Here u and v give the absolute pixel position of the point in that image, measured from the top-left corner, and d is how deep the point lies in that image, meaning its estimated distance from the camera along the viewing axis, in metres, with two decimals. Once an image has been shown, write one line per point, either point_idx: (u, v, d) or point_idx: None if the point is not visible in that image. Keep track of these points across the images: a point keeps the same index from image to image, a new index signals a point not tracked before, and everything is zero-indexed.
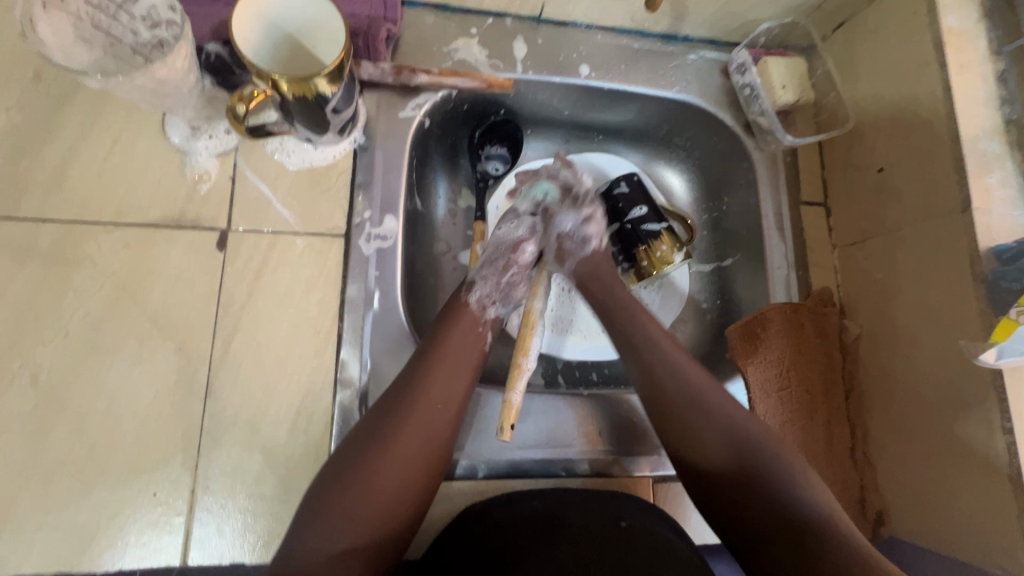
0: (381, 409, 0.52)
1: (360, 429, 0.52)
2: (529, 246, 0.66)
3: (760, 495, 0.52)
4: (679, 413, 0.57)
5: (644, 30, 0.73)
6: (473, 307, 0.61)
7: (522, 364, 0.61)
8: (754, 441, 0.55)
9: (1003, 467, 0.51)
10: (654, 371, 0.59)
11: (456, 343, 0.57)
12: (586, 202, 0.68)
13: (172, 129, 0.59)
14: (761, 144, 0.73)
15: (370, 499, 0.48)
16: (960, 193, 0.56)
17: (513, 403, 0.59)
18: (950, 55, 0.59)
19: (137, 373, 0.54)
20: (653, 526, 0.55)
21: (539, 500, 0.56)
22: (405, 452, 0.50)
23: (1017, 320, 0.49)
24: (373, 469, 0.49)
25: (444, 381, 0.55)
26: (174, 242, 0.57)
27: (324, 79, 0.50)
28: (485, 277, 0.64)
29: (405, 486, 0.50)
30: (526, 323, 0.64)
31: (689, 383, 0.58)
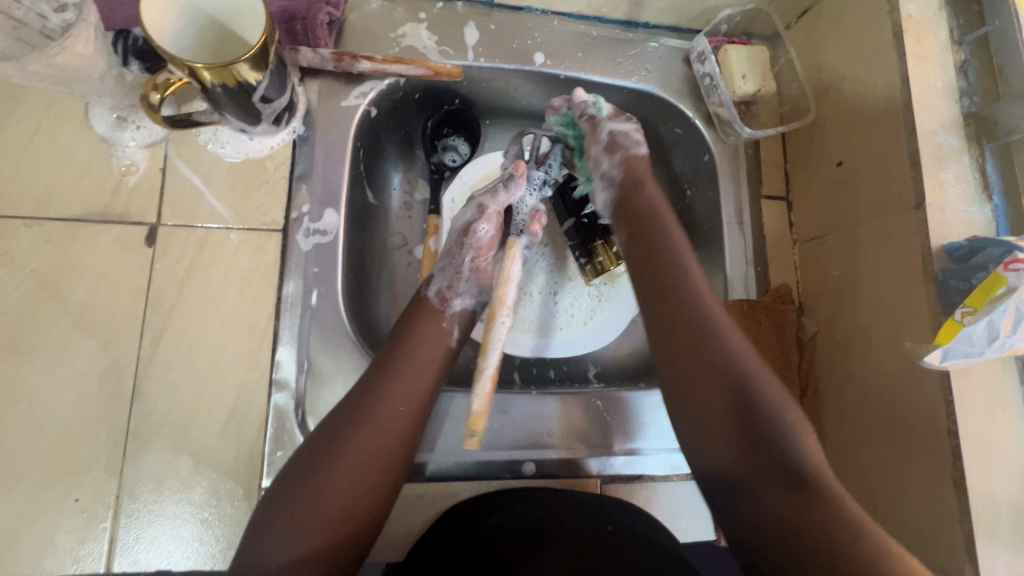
0: (336, 412, 0.51)
1: (319, 432, 0.50)
2: (484, 226, 0.63)
3: (773, 450, 0.47)
4: (695, 362, 0.52)
5: (602, 17, 0.71)
6: (433, 301, 0.59)
7: (481, 365, 0.58)
8: (752, 380, 0.50)
9: (948, 471, 0.50)
10: (675, 330, 0.54)
11: (420, 341, 0.55)
12: (626, 118, 0.67)
13: (97, 118, 0.56)
14: (722, 136, 0.71)
15: (326, 503, 0.46)
16: (914, 188, 0.55)
17: (476, 409, 0.57)
18: (909, 44, 0.56)
19: (59, 374, 0.51)
20: (637, 529, 0.54)
21: (524, 505, 0.56)
22: (360, 458, 0.48)
23: (962, 321, 0.48)
24: (327, 475, 0.47)
25: (403, 383, 0.52)
26: (99, 237, 0.54)
27: (247, 64, 0.47)
28: (443, 270, 0.62)
29: (363, 491, 0.48)
30: (490, 317, 0.61)
31: (705, 333, 0.53)
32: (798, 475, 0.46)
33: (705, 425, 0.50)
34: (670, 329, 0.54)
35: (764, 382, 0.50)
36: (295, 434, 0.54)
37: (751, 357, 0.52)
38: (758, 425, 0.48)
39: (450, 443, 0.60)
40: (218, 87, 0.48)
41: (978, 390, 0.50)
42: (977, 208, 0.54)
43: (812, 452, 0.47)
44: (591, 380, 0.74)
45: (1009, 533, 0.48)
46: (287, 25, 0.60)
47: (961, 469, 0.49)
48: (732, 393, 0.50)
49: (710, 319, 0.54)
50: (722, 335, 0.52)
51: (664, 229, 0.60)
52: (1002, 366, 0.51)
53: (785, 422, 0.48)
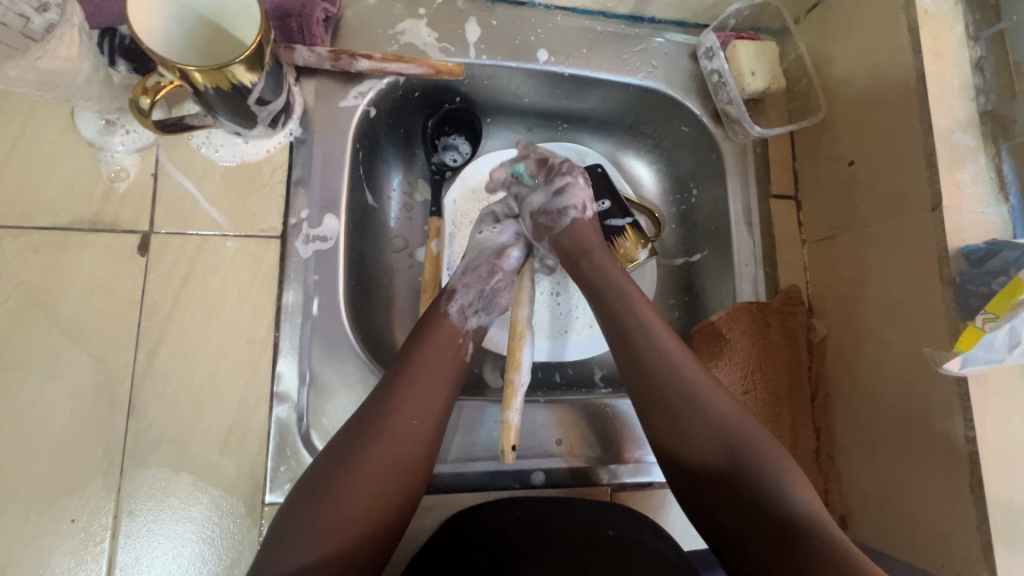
0: (352, 422, 0.50)
1: (334, 444, 0.49)
2: (515, 252, 0.64)
3: (752, 488, 0.46)
4: (666, 408, 0.51)
5: (607, 11, 0.69)
6: (454, 318, 0.58)
7: (514, 380, 0.58)
8: (723, 423, 0.49)
9: (965, 478, 0.49)
10: (641, 369, 0.53)
11: (435, 350, 0.55)
12: (562, 172, 0.65)
13: (84, 122, 0.53)
14: (730, 134, 0.70)
15: (344, 511, 0.45)
16: (930, 189, 0.53)
17: (511, 423, 0.55)
18: (924, 41, 0.55)
19: (51, 390, 0.49)
20: (638, 537, 0.52)
21: (524, 509, 0.54)
22: (379, 466, 0.47)
23: (983, 327, 0.47)
24: (347, 482, 0.46)
25: (420, 392, 0.52)
26: (89, 246, 0.52)
27: (242, 66, 0.45)
28: (468, 285, 0.61)
29: (381, 501, 0.47)
30: (513, 334, 0.60)
31: (672, 373, 0.52)
32: (776, 509, 0.45)
33: (688, 459, 0.50)
34: (640, 377, 0.53)
35: (728, 416, 0.50)
36: (298, 448, 0.53)
37: (712, 390, 0.51)
38: (731, 463, 0.48)
39: (458, 453, 0.58)
40: (212, 90, 0.46)
41: (995, 396, 0.49)
42: (994, 209, 0.53)
43: (801, 493, 0.46)
44: (597, 385, 0.72)
45: None
46: (282, 22, 0.57)
47: (979, 476, 0.48)
48: (699, 434, 0.49)
49: (650, 330, 0.55)
50: (681, 374, 0.52)
51: (594, 264, 0.60)
52: (1019, 371, 0.50)
53: (760, 455, 0.47)
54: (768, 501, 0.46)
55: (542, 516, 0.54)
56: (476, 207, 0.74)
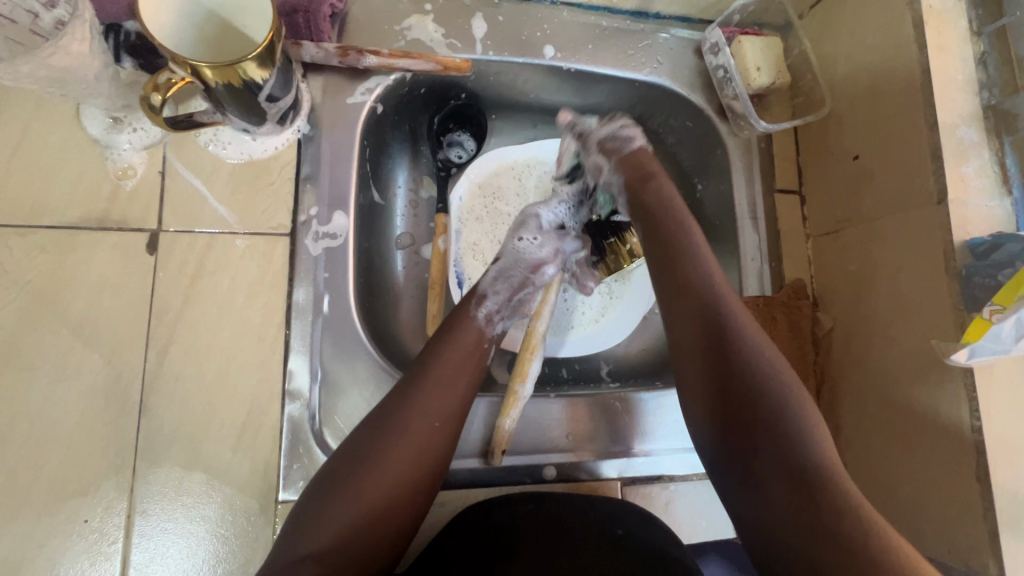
0: (373, 417, 0.50)
1: (354, 439, 0.49)
2: (551, 267, 0.64)
3: (776, 433, 0.47)
4: (707, 336, 0.52)
5: (612, 7, 0.69)
6: (479, 320, 0.58)
7: (517, 389, 0.59)
8: (752, 352, 0.50)
9: (971, 467, 0.50)
10: (681, 290, 0.55)
11: (457, 348, 0.55)
12: (619, 115, 0.68)
13: (90, 120, 0.53)
14: (735, 129, 0.70)
15: (358, 504, 0.46)
16: (935, 183, 0.54)
17: (505, 429, 0.57)
18: (929, 36, 0.55)
19: (62, 390, 0.49)
20: (644, 534, 0.53)
21: (532, 503, 0.55)
22: (399, 462, 0.47)
23: (991, 319, 0.48)
24: (364, 477, 0.46)
25: (442, 390, 0.52)
26: (97, 245, 0.52)
27: (253, 62, 0.44)
28: (499, 291, 0.61)
29: (396, 496, 0.47)
30: (527, 347, 0.62)
31: (712, 292, 0.54)
32: (796, 462, 0.45)
33: (699, 400, 0.52)
34: (674, 298, 0.55)
35: (766, 359, 0.50)
36: (311, 445, 0.53)
37: (756, 330, 0.52)
38: (756, 400, 0.48)
39: (470, 450, 0.58)
40: (221, 86, 0.46)
41: (1000, 386, 0.50)
42: (998, 202, 0.54)
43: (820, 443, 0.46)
44: (603, 380, 0.72)
45: None
46: (289, 18, 0.57)
47: (985, 465, 0.49)
48: (727, 372, 0.50)
49: (698, 261, 0.56)
50: (713, 288, 0.54)
51: (662, 191, 0.61)
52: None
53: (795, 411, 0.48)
54: (793, 451, 0.46)
55: (553, 510, 0.54)
56: (483, 205, 0.73)
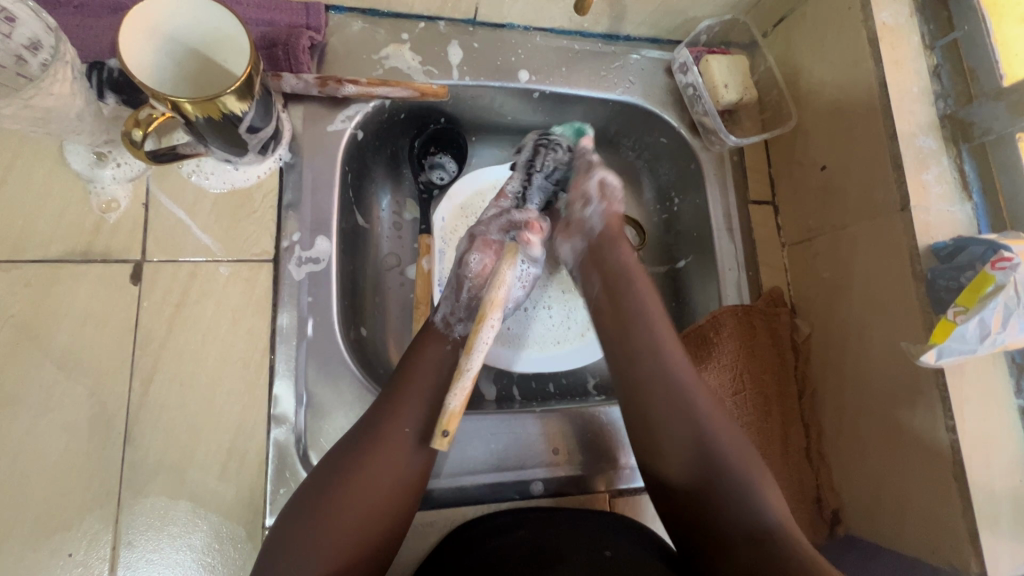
0: (350, 439, 0.51)
1: (329, 460, 0.50)
2: (476, 256, 0.64)
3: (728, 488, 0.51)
4: (664, 396, 0.54)
5: (584, 31, 0.71)
6: (438, 328, 0.59)
7: (464, 366, 0.51)
8: (701, 406, 0.53)
9: (949, 466, 0.51)
10: (636, 358, 0.56)
11: (418, 371, 0.55)
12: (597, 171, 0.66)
13: (74, 155, 0.54)
14: (707, 144, 0.72)
15: (334, 530, 0.46)
16: (898, 190, 0.56)
17: (450, 407, 0.49)
18: (884, 51, 0.58)
19: (45, 424, 0.49)
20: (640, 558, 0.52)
21: (524, 529, 0.54)
22: (366, 505, 0.48)
23: (955, 320, 0.50)
24: (343, 501, 0.47)
25: (412, 404, 0.52)
26: (81, 277, 0.52)
27: (233, 96, 0.46)
28: (446, 299, 0.62)
29: (370, 520, 0.48)
30: (479, 319, 0.53)
31: (656, 355, 0.55)
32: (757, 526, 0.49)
33: (674, 454, 0.53)
34: (631, 360, 0.56)
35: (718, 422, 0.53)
36: (298, 469, 0.53)
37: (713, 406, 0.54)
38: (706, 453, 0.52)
39: (457, 468, 0.59)
40: (202, 120, 0.47)
41: (971, 385, 0.52)
42: (959, 206, 0.56)
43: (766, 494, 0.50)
44: (590, 392, 0.73)
45: (1010, 524, 0.49)
46: (269, 52, 0.59)
47: (961, 463, 0.50)
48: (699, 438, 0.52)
49: (651, 327, 0.57)
50: (662, 348, 0.56)
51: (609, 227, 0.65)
52: (993, 359, 0.52)
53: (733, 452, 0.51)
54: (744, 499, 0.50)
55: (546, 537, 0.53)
56: (465, 223, 0.74)
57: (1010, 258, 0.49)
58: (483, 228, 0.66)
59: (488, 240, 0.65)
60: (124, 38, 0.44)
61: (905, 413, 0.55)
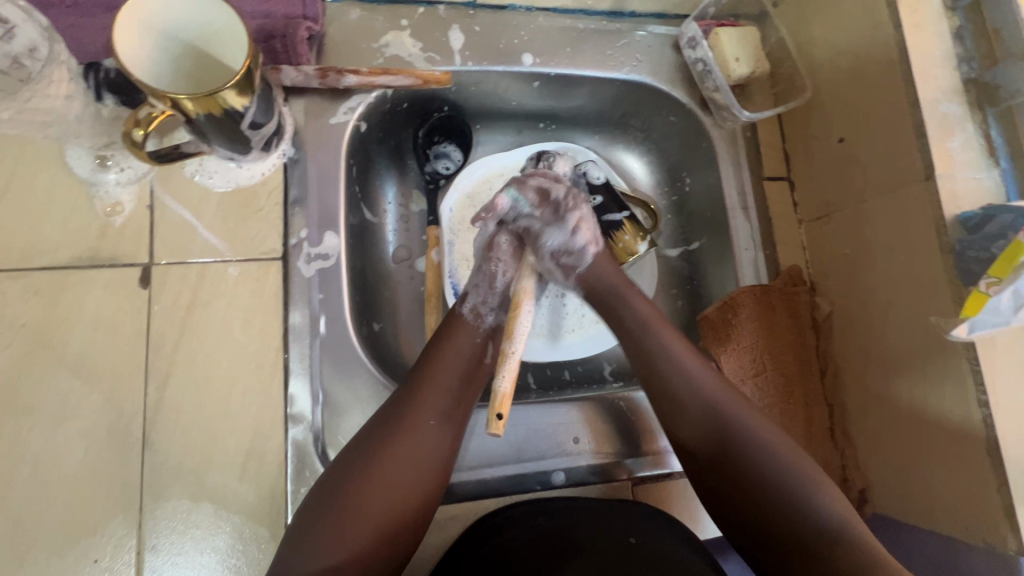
0: (364, 433, 0.50)
1: (346, 455, 0.49)
2: (503, 239, 0.63)
3: (778, 498, 0.49)
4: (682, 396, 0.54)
5: (588, 9, 0.69)
6: (468, 318, 0.58)
7: (508, 350, 0.55)
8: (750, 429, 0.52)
9: (981, 441, 0.49)
10: (648, 363, 0.57)
11: (448, 355, 0.55)
12: (567, 207, 0.62)
13: (74, 160, 0.53)
14: (718, 121, 0.70)
15: (352, 527, 0.45)
16: (921, 159, 0.54)
17: (501, 390, 0.52)
18: (903, 14, 0.56)
19: (62, 432, 0.49)
20: (665, 540, 0.53)
21: (545, 518, 0.54)
22: (396, 474, 0.48)
23: (987, 292, 0.48)
24: (355, 502, 0.46)
25: (439, 397, 0.52)
26: (91, 283, 0.52)
27: (232, 92, 0.44)
28: (476, 286, 0.61)
29: (392, 514, 0.47)
30: (514, 305, 0.58)
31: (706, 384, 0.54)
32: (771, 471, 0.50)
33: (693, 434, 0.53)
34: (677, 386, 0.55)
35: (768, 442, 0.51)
36: (318, 468, 0.52)
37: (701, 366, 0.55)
38: (736, 455, 0.51)
39: (477, 462, 0.58)
40: (203, 117, 0.46)
41: (1005, 357, 0.50)
42: (986, 173, 0.54)
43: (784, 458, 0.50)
44: (609, 378, 0.73)
45: None
46: (268, 44, 0.57)
47: (995, 439, 0.49)
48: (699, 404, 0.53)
49: (681, 363, 0.56)
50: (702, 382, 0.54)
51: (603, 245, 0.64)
52: None
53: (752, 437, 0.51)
54: (794, 510, 0.48)
55: (567, 525, 0.53)
56: (474, 213, 0.73)
57: None
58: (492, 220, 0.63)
59: (511, 225, 0.63)
60: (122, 37, 0.43)
61: (928, 389, 0.54)
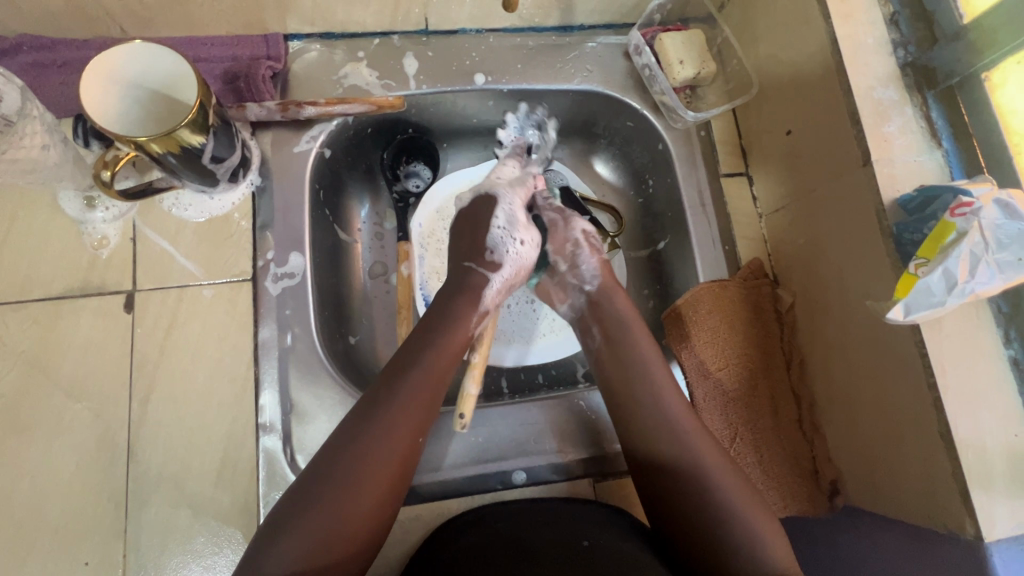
0: (352, 426, 0.48)
1: (335, 443, 0.48)
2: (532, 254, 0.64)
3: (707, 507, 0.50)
4: (633, 391, 0.57)
5: (536, 27, 0.73)
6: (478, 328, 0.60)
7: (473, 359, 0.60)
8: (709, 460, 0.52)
9: (934, 424, 0.49)
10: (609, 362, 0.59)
11: (443, 346, 0.55)
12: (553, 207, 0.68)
13: (66, 202, 0.59)
14: (671, 122, 0.72)
15: (351, 515, 0.45)
16: (859, 146, 0.54)
17: (468, 393, 0.57)
18: (832, 7, 0.57)
19: (58, 447, 0.54)
20: (617, 542, 0.52)
21: (504, 522, 0.55)
22: (386, 467, 0.47)
23: (917, 274, 0.48)
24: (350, 492, 0.45)
25: (432, 387, 0.52)
26: (81, 310, 0.57)
27: (188, 129, 0.49)
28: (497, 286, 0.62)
29: (384, 500, 0.47)
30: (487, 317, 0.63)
31: (683, 443, 0.53)
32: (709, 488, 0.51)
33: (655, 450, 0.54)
34: (650, 448, 0.54)
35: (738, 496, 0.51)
36: (287, 475, 0.56)
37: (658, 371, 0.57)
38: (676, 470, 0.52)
39: (441, 465, 0.60)
40: (167, 156, 0.51)
41: (952, 339, 0.49)
42: (928, 155, 0.54)
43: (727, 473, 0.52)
44: (582, 381, 0.74)
45: (1007, 480, 0.47)
46: (233, 85, 0.64)
47: (945, 422, 0.48)
48: (644, 409, 0.55)
49: (643, 364, 0.58)
50: (687, 445, 0.53)
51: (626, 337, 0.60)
52: (975, 310, 0.50)
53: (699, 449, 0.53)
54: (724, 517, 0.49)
55: (525, 531, 0.53)
56: (443, 227, 0.76)
57: (969, 203, 0.47)
58: (515, 238, 0.63)
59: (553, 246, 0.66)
60: (89, 105, 0.49)
61: (885, 375, 0.53)
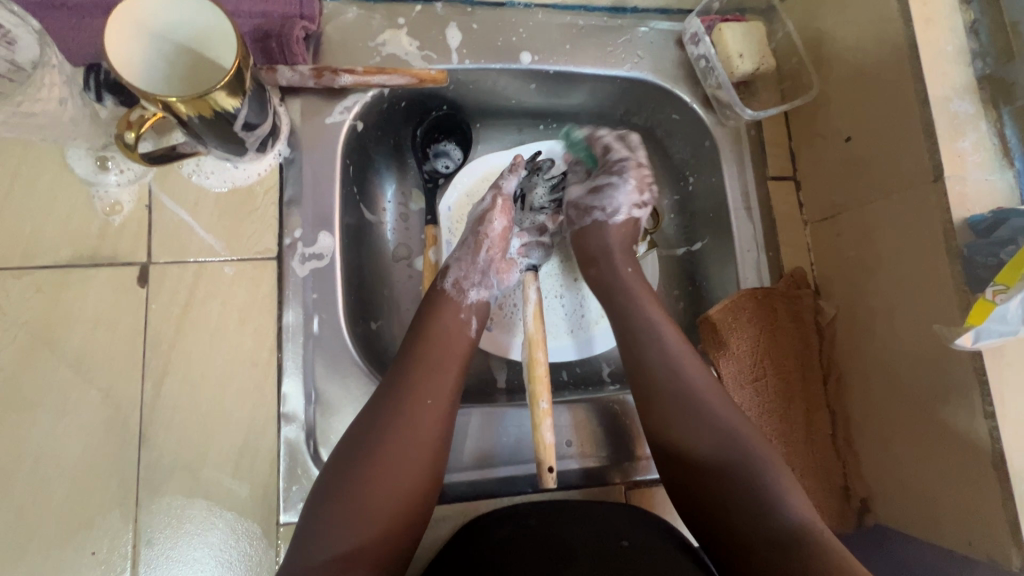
0: (363, 425, 0.49)
1: (351, 442, 0.48)
2: (496, 218, 0.62)
3: (743, 499, 0.48)
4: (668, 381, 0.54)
5: (588, 6, 0.68)
6: (450, 292, 0.58)
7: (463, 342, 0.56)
8: (750, 453, 0.49)
9: (987, 452, 0.48)
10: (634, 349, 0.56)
11: (440, 336, 0.55)
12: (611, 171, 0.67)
13: (76, 162, 0.54)
14: (721, 119, 0.69)
15: (370, 508, 0.44)
16: (930, 160, 0.52)
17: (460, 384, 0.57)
18: (914, 9, 0.54)
19: (63, 428, 0.50)
20: (653, 539, 0.51)
21: (537, 517, 0.53)
22: (400, 461, 0.47)
23: (995, 300, 0.46)
24: (366, 488, 0.45)
25: (432, 376, 0.52)
26: (90, 281, 0.53)
27: (224, 91, 0.44)
28: (459, 258, 0.61)
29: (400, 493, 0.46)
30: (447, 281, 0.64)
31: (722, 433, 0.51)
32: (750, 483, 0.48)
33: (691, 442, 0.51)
34: (686, 441, 0.51)
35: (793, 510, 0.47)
36: (309, 467, 0.53)
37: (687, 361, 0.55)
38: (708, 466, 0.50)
39: (469, 464, 0.58)
40: (196, 119, 0.46)
41: (1013, 369, 0.48)
42: (1000, 175, 0.51)
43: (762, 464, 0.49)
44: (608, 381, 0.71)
45: None
46: (264, 45, 0.58)
47: (1000, 450, 0.47)
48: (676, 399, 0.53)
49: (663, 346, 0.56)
50: (721, 433, 0.51)
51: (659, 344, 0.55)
52: None
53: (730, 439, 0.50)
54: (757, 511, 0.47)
55: (557, 527, 0.51)
56: None
57: None
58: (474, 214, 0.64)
59: (505, 199, 0.64)
60: (116, 57, 0.44)
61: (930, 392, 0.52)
